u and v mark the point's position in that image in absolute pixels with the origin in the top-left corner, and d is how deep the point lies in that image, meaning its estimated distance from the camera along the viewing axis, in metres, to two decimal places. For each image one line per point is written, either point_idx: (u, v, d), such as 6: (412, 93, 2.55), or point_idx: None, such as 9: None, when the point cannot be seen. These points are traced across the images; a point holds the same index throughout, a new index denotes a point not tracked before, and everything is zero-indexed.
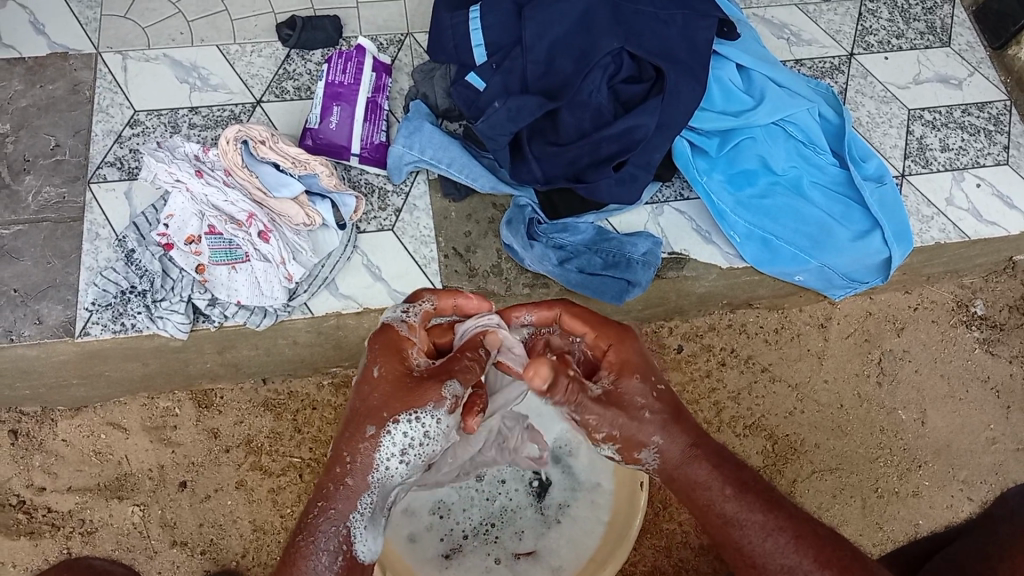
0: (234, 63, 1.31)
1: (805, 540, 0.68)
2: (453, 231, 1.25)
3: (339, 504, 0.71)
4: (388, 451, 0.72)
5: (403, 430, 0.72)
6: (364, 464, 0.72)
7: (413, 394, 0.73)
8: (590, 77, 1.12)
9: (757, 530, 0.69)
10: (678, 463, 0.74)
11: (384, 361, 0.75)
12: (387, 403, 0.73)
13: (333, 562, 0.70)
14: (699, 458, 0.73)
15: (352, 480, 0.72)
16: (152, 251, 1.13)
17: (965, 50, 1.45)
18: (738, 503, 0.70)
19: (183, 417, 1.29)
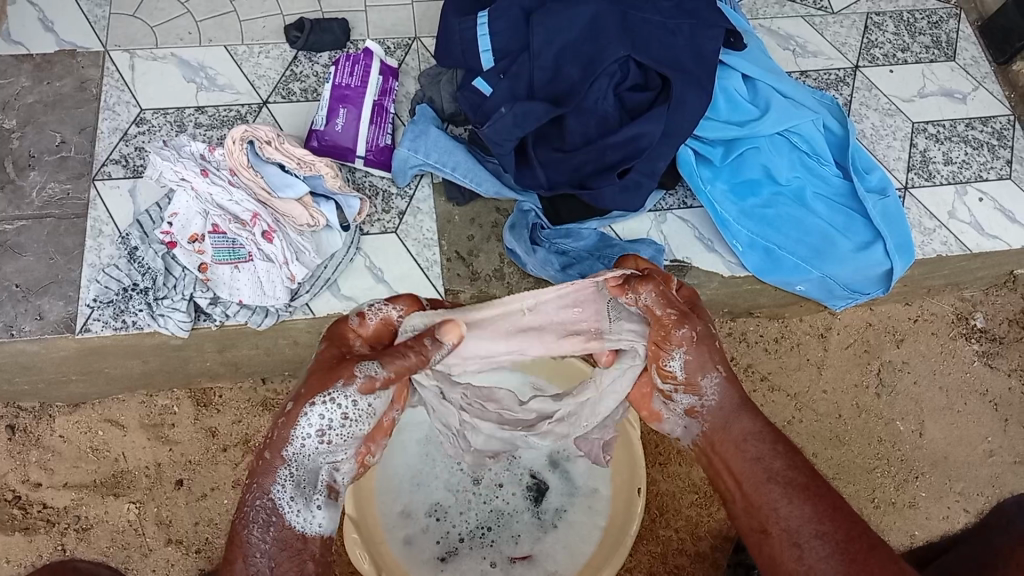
0: (241, 64, 1.32)
1: (839, 512, 0.70)
2: (457, 235, 1.25)
3: (258, 479, 0.74)
4: (304, 430, 0.73)
5: (316, 411, 0.73)
6: (278, 438, 0.74)
7: (331, 373, 0.74)
8: (596, 86, 1.13)
9: (795, 491, 0.71)
10: (731, 416, 0.80)
11: (325, 345, 0.78)
12: (307, 378, 0.75)
13: (264, 534, 0.73)
14: (752, 414, 0.79)
15: (268, 455, 0.74)
16: (155, 249, 1.12)
17: (970, 64, 1.46)
18: (784, 462, 0.74)
19: (182, 415, 1.29)
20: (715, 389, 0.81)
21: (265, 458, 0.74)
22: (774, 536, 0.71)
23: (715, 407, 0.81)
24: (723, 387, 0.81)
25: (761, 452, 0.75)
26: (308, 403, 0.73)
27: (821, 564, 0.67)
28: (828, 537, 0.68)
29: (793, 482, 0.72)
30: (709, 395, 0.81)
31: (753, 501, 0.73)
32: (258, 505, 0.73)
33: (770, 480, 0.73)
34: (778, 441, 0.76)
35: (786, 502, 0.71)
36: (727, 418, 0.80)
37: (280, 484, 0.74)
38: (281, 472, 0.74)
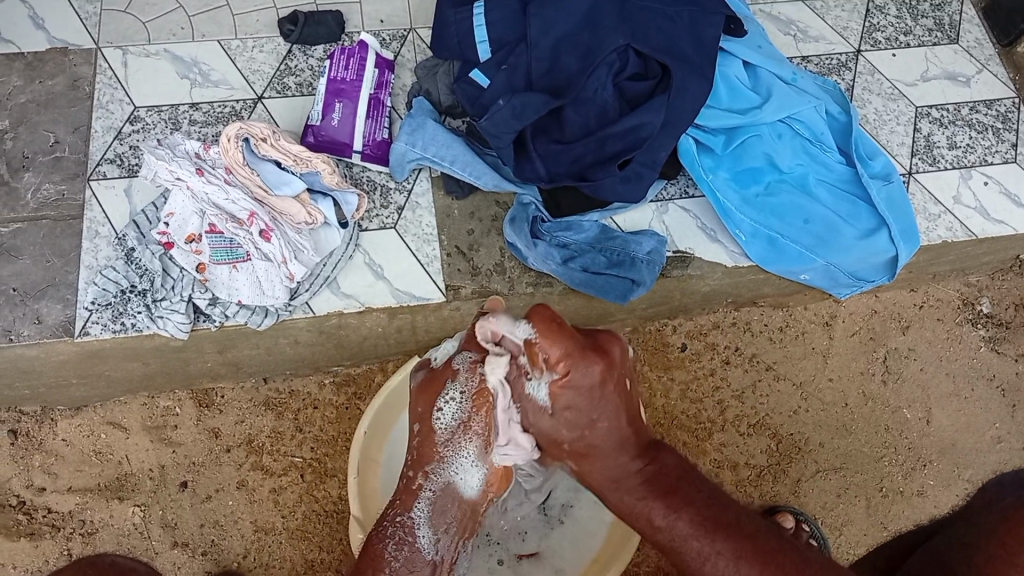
0: (235, 58, 1.30)
1: (703, 514, 0.76)
2: (456, 229, 1.24)
3: (399, 512, 0.90)
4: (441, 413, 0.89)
5: (440, 418, 0.89)
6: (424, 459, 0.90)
7: (436, 383, 0.89)
8: (595, 75, 1.12)
9: (660, 511, 0.78)
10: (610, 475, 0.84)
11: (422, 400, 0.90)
12: (419, 399, 0.91)
13: (397, 549, 0.87)
14: (625, 458, 0.83)
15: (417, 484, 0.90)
16: (152, 250, 1.11)
17: (973, 46, 1.44)
18: (659, 502, 0.79)
19: (184, 417, 1.29)
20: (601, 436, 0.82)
21: (411, 476, 0.91)
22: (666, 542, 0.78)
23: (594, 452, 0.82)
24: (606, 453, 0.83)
25: (637, 497, 0.81)
26: (434, 411, 0.89)
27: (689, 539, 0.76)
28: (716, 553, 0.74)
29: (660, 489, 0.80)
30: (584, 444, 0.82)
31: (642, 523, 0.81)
32: (395, 524, 0.89)
33: (644, 502, 0.80)
34: (648, 488, 0.80)
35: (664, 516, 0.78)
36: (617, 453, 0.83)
37: (421, 490, 0.90)
38: (425, 487, 0.90)
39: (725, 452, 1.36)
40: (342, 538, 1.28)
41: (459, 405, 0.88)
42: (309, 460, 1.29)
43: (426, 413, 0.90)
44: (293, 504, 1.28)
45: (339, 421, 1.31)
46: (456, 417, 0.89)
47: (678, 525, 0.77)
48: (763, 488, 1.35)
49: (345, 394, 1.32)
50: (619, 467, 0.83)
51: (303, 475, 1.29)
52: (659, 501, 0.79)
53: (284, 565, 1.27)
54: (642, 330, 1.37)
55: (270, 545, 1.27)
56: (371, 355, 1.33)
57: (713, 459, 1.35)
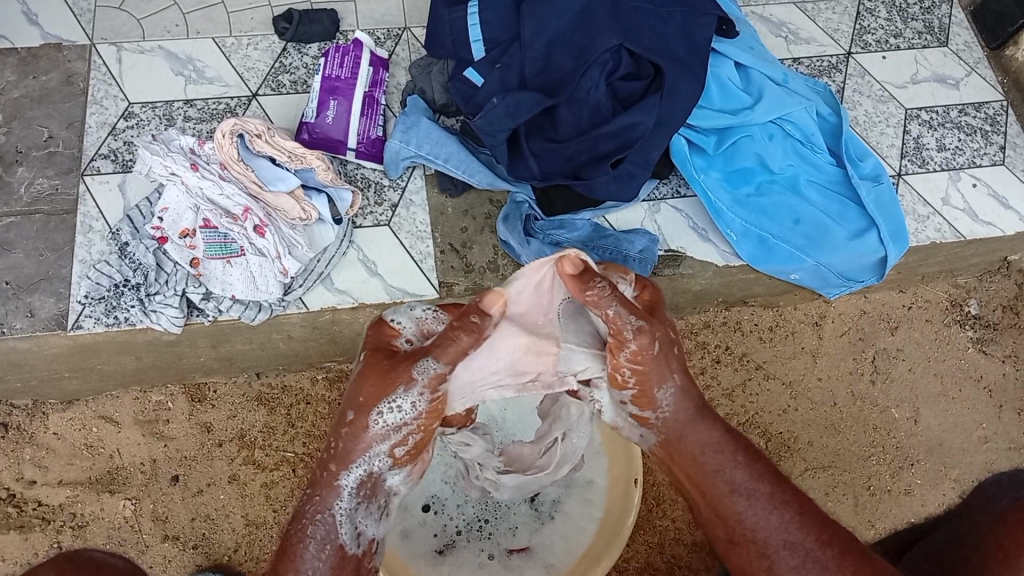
0: (230, 56, 1.33)
1: (808, 517, 0.72)
2: (450, 227, 1.24)
3: (322, 492, 0.78)
4: (382, 413, 0.77)
5: (383, 416, 0.77)
6: (347, 451, 0.78)
7: (386, 379, 0.76)
8: (588, 74, 1.14)
9: (764, 501, 0.73)
10: (693, 424, 0.80)
11: (365, 391, 0.77)
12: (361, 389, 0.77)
13: (320, 550, 0.77)
14: (711, 424, 0.80)
15: (334, 466, 0.79)
16: (146, 244, 1.11)
17: (963, 50, 1.45)
18: (748, 471, 0.75)
19: (176, 411, 1.30)
20: (669, 401, 0.80)
21: (332, 470, 0.79)
22: (733, 527, 0.74)
23: (670, 419, 0.81)
24: (678, 396, 0.80)
25: (724, 464, 0.76)
26: (370, 417, 0.77)
27: (770, 515, 0.72)
28: (805, 548, 0.70)
29: (764, 487, 0.74)
30: (666, 405, 0.81)
31: (723, 515, 0.75)
32: (318, 518, 0.77)
33: (736, 494, 0.74)
34: (739, 450, 0.77)
35: (752, 513, 0.73)
36: (687, 429, 0.80)
37: (341, 484, 0.78)
38: (344, 479, 0.78)
39: None
40: None
41: (409, 411, 0.77)
42: (301, 455, 1.30)
43: (360, 419, 0.77)
44: (284, 498, 1.29)
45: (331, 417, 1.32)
46: (402, 423, 0.77)
47: (755, 470, 0.75)
48: None
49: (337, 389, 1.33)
50: (717, 432, 0.79)
51: (295, 470, 1.30)
52: (745, 452, 0.77)
53: None
54: None
55: (261, 540, 1.27)
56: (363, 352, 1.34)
57: None
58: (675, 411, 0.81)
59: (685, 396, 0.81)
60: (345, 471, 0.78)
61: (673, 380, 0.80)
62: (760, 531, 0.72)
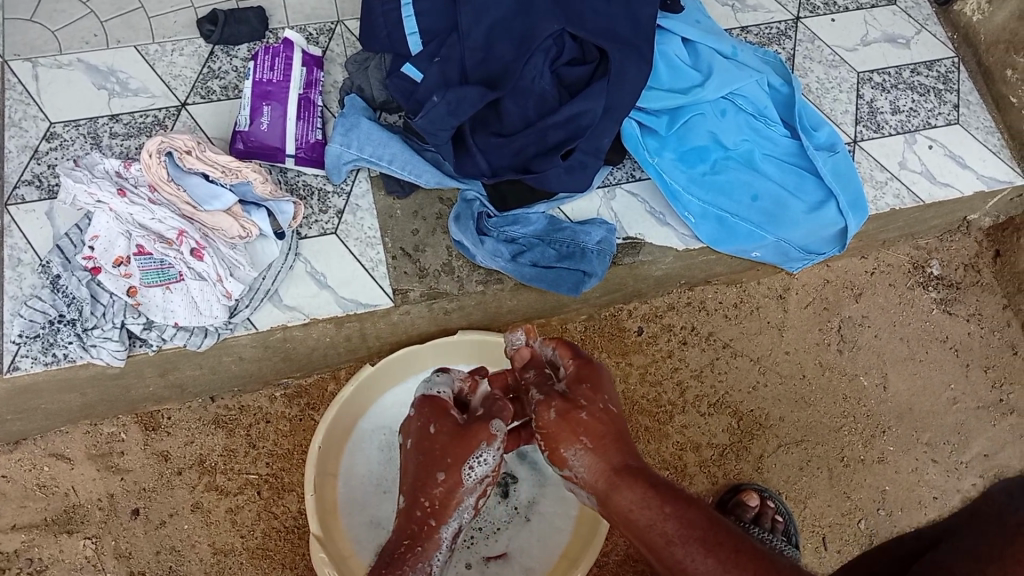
0: (154, 64, 1.25)
1: (742, 553, 0.67)
2: (400, 230, 1.19)
3: (422, 544, 0.92)
4: (469, 466, 0.92)
5: (472, 469, 0.93)
6: (440, 504, 0.93)
7: (467, 440, 0.93)
8: (531, 63, 1.09)
9: (696, 546, 0.70)
10: (614, 485, 0.81)
11: (449, 470, 0.92)
12: (446, 453, 0.93)
13: None
14: (633, 479, 0.80)
15: (433, 520, 0.93)
16: (78, 276, 1.04)
17: (911, 7, 1.43)
18: (677, 520, 0.73)
19: (130, 442, 1.25)
20: (581, 461, 0.86)
21: (430, 524, 0.93)
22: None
23: (593, 481, 0.84)
24: (587, 458, 0.85)
25: (652, 517, 0.75)
26: (462, 471, 0.93)
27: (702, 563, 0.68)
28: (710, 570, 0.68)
29: (692, 533, 0.71)
30: (582, 465, 0.86)
31: (668, 566, 0.72)
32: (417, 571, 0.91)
33: (669, 542, 0.72)
34: (667, 501, 0.75)
35: (688, 558, 0.70)
36: (611, 493, 0.81)
37: (440, 536, 0.93)
38: (442, 532, 0.94)
39: (688, 434, 1.35)
40: (305, 553, 1.26)
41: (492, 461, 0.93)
42: (266, 476, 1.27)
43: (452, 476, 0.93)
44: (252, 522, 1.25)
45: (293, 434, 1.29)
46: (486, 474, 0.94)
47: (679, 522, 0.72)
48: (726, 467, 1.34)
49: (297, 406, 1.29)
50: (640, 487, 0.78)
51: (260, 492, 1.26)
52: (673, 499, 0.75)
53: None
54: (598, 316, 1.37)
55: (231, 567, 1.24)
56: (321, 365, 1.30)
57: (675, 441, 1.34)
58: (596, 473, 0.84)
59: (597, 454, 0.85)
60: (444, 521, 0.93)
61: (581, 442, 0.86)
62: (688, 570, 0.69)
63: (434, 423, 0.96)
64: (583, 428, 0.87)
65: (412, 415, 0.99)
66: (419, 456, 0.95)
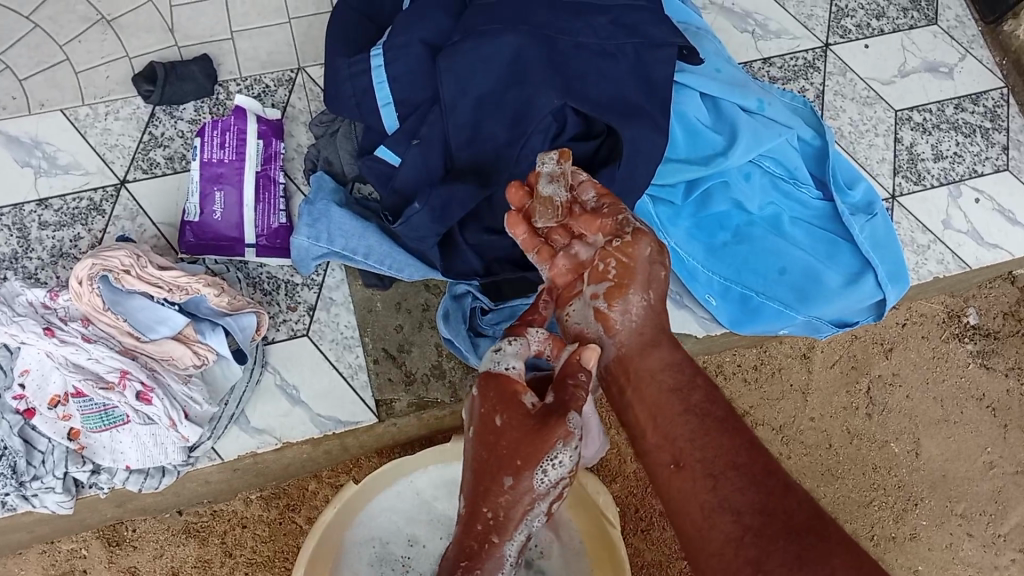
0: (86, 132, 1.08)
1: (759, 448, 0.63)
2: (382, 327, 1.05)
3: (483, 565, 0.71)
4: (544, 468, 0.69)
5: (548, 473, 0.69)
6: (506, 514, 0.70)
7: (539, 436, 0.68)
8: (528, 145, 0.93)
9: (715, 424, 0.64)
10: (647, 345, 0.72)
11: (518, 472, 0.69)
12: (517, 451, 0.69)
13: None
14: (666, 343, 0.72)
15: (495, 536, 0.71)
16: (9, 421, 0.88)
17: (954, 26, 1.25)
18: (705, 394, 0.66)
19: (92, 559, 1.13)
20: (635, 311, 0.73)
21: (492, 541, 0.71)
22: (686, 469, 0.63)
23: (634, 330, 0.73)
24: (646, 312, 0.73)
25: (679, 381, 0.68)
26: (535, 477, 0.69)
27: (720, 442, 0.63)
28: (732, 479, 0.61)
29: (712, 416, 0.64)
30: (636, 314, 0.73)
31: (666, 436, 0.65)
32: None
33: (688, 412, 0.65)
34: (695, 372, 0.69)
35: (701, 436, 0.63)
36: (643, 346, 0.71)
37: (504, 555, 0.71)
38: (507, 549, 0.71)
39: None
40: None
41: (574, 458, 0.69)
42: None
43: (523, 480, 0.69)
44: None
45: (275, 540, 1.16)
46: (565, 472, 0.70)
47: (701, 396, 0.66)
48: None
49: (276, 509, 1.16)
50: (675, 350, 0.71)
51: None
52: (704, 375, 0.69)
53: None
54: None
55: None
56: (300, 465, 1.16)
57: None
58: (643, 322, 0.73)
59: (650, 305, 0.74)
60: (510, 541, 0.71)
61: (644, 296, 0.73)
62: (697, 448, 0.63)
63: (501, 415, 0.70)
64: (651, 280, 0.74)
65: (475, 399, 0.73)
66: (477, 452, 0.71)
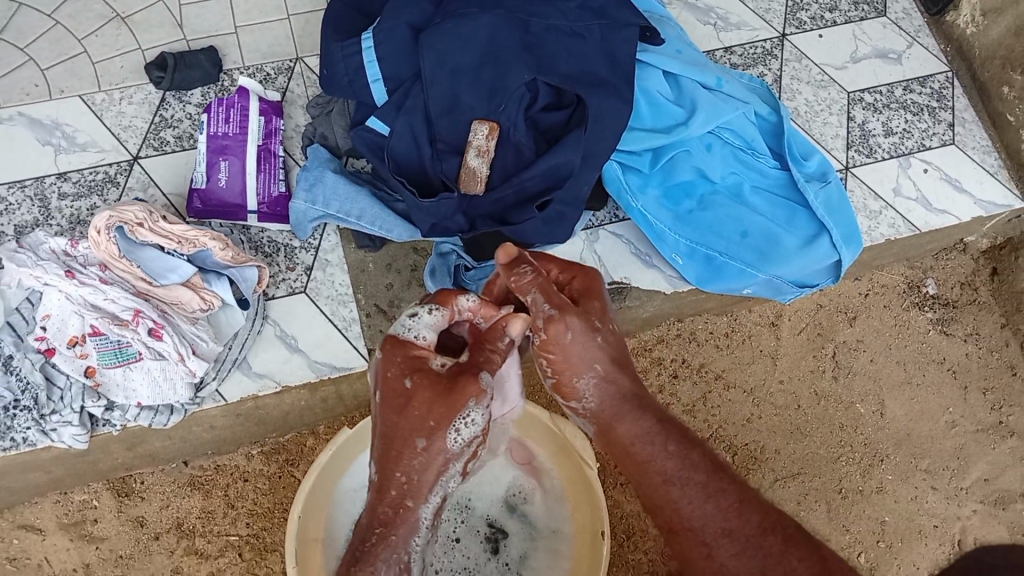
0: (102, 114, 1.18)
1: (746, 503, 0.71)
2: (374, 285, 1.14)
3: (399, 531, 0.75)
4: (456, 429, 0.75)
5: (459, 432, 0.75)
6: (418, 479, 0.75)
7: (451, 395, 0.74)
8: (505, 112, 1.03)
9: (697, 491, 0.72)
10: (618, 414, 0.81)
11: (429, 431, 0.75)
12: (430, 415, 0.74)
13: None
14: (639, 413, 0.79)
15: (409, 501, 0.76)
16: (32, 359, 0.98)
17: (902, 18, 1.35)
18: (679, 462, 0.74)
19: (103, 508, 1.21)
20: (592, 389, 0.82)
21: (406, 506, 0.76)
22: (682, 535, 0.73)
23: (599, 406, 0.82)
24: (601, 385, 0.82)
25: (655, 452, 0.76)
26: (447, 436, 0.75)
27: (708, 507, 0.71)
28: (724, 546, 0.70)
29: (693, 480, 0.73)
30: (592, 392, 0.82)
31: (659, 505, 0.74)
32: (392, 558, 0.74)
33: (668, 483, 0.74)
34: (670, 439, 0.76)
35: (687, 500, 0.72)
36: (615, 422, 0.80)
37: (420, 517, 0.77)
38: (422, 514, 0.77)
39: None
40: None
41: (482, 419, 0.76)
42: (246, 537, 1.22)
43: (434, 442, 0.75)
44: None
45: (275, 493, 1.24)
46: (476, 430, 0.76)
47: (673, 464, 0.75)
48: None
49: (275, 463, 1.24)
50: (646, 420, 0.78)
51: (241, 555, 1.22)
52: (676, 436, 0.77)
53: None
54: None
55: None
56: (298, 421, 1.25)
57: None
58: (602, 400, 0.82)
59: (609, 370, 0.82)
60: (425, 503, 0.77)
61: (594, 367, 0.82)
62: (691, 513, 0.72)
63: (410, 376, 0.76)
64: (586, 349, 0.81)
65: (381, 364, 0.79)
66: (388, 412, 0.76)
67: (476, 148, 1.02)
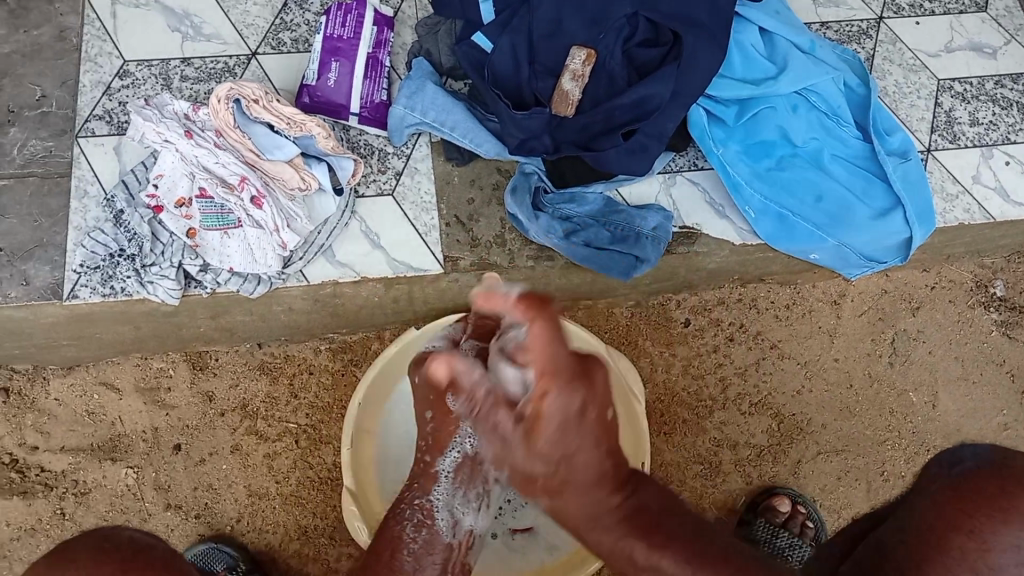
0: (228, 11, 1.27)
1: None
2: (456, 198, 1.20)
3: (419, 480, 0.99)
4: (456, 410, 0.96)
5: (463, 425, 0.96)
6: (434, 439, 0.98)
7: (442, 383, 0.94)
8: (602, 42, 1.09)
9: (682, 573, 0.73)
10: (589, 523, 0.80)
11: (436, 414, 0.96)
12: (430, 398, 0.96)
13: (419, 530, 0.94)
14: (609, 525, 0.78)
15: (429, 456, 1.00)
16: (141, 213, 1.08)
17: (1001, 16, 1.37)
18: (673, 557, 0.74)
19: (178, 378, 1.28)
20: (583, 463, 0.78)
21: (427, 460, 1.00)
22: None
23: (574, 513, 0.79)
24: (592, 459, 0.78)
25: (643, 525, 0.77)
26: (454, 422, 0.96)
27: None
28: None
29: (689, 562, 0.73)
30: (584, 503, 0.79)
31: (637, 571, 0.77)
32: (414, 506, 0.96)
33: (655, 555, 0.75)
34: (655, 533, 0.76)
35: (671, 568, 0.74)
36: (588, 521, 0.79)
37: (439, 471, 0.99)
38: (440, 467, 0.99)
39: (725, 431, 1.34)
40: (338, 505, 1.28)
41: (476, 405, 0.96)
42: (304, 426, 1.29)
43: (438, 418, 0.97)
44: (287, 470, 1.28)
45: (336, 388, 1.30)
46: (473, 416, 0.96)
47: (664, 563, 0.74)
48: (762, 469, 1.34)
49: (341, 361, 1.31)
50: (615, 526, 0.78)
51: (298, 441, 1.29)
52: (641, 536, 0.76)
53: (275, 530, 1.26)
54: (645, 305, 1.36)
55: (264, 511, 1.26)
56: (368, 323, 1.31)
57: (712, 438, 1.33)
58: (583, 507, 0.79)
59: (607, 478, 0.79)
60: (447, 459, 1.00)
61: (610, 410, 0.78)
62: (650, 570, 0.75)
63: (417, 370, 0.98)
64: (581, 463, 0.77)
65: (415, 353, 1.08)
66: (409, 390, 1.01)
67: (572, 72, 1.08)
